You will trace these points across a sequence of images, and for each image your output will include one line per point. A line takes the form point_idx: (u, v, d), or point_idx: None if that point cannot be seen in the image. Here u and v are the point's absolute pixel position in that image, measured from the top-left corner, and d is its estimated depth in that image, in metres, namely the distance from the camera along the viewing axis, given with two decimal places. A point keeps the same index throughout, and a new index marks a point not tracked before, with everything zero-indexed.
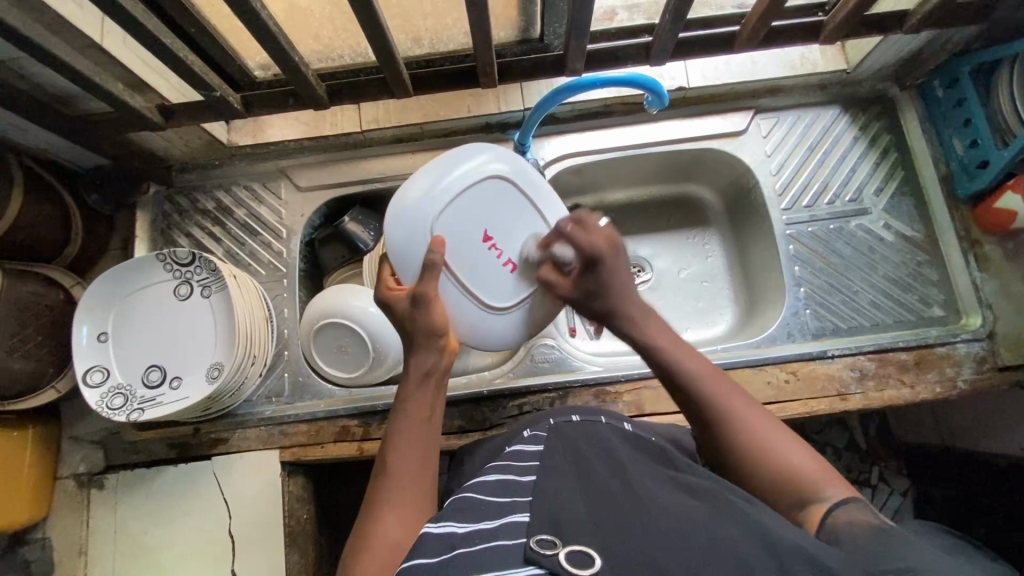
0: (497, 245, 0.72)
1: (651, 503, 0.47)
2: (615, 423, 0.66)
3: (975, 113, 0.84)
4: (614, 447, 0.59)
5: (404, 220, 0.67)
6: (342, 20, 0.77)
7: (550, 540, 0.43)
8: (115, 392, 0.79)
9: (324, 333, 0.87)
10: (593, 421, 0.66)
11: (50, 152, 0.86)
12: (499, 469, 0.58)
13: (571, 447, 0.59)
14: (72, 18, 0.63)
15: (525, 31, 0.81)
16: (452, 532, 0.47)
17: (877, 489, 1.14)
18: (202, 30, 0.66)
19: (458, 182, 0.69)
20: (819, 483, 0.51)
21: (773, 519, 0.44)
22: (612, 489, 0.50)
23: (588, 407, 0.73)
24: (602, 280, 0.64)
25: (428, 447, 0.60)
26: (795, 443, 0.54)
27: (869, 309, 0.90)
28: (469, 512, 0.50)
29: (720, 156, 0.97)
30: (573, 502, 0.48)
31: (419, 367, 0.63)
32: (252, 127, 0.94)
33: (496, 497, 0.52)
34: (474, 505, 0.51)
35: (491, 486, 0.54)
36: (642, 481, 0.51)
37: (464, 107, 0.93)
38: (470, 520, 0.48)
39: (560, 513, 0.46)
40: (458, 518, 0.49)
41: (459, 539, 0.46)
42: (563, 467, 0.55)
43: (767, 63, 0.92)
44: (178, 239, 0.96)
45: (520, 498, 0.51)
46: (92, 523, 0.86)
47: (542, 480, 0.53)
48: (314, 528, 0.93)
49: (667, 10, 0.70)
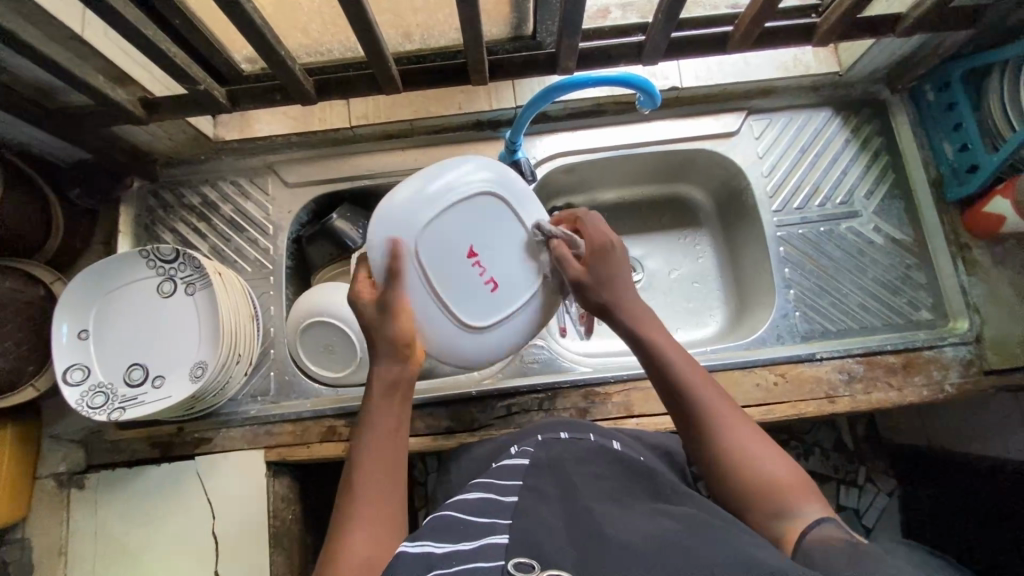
0: (482, 263, 0.68)
1: (631, 527, 0.47)
2: (602, 441, 0.67)
3: (966, 118, 0.85)
4: (598, 471, 0.59)
5: (386, 228, 0.64)
6: (331, 13, 0.76)
7: (529, 563, 0.43)
8: (96, 389, 0.78)
9: (312, 331, 0.86)
10: (582, 438, 0.67)
11: (29, 145, 0.84)
12: (481, 487, 0.57)
13: (556, 468, 0.59)
14: (50, 9, 0.61)
15: (517, 28, 0.80)
16: (429, 552, 0.46)
17: (864, 489, 1.17)
18: (185, 23, 0.64)
19: (438, 199, 0.65)
20: (796, 496, 0.53)
21: (747, 541, 0.45)
22: (594, 512, 0.50)
23: (576, 423, 0.73)
24: (610, 267, 0.67)
25: (393, 459, 0.60)
26: (776, 458, 0.57)
27: (859, 312, 0.91)
28: (448, 531, 0.49)
29: (711, 157, 0.97)
30: (555, 524, 0.48)
31: (382, 381, 0.63)
32: (238, 121, 0.92)
33: (476, 517, 0.51)
34: (455, 524, 0.50)
35: (472, 505, 0.53)
36: (624, 507, 0.51)
37: (454, 104, 0.92)
38: (449, 541, 0.47)
39: (539, 534, 0.46)
40: (435, 537, 0.48)
41: (438, 559, 0.45)
42: (546, 489, 0.55)
43: (760, 64, 0.92)
44: (162, 235, 0.94)
45: (500, 520, 0.50)
46: (72, 523, 0.84)
47: (524, 500, 0.53)
48: (300, 528, 0.92)
49: (661, 9, 0.69)
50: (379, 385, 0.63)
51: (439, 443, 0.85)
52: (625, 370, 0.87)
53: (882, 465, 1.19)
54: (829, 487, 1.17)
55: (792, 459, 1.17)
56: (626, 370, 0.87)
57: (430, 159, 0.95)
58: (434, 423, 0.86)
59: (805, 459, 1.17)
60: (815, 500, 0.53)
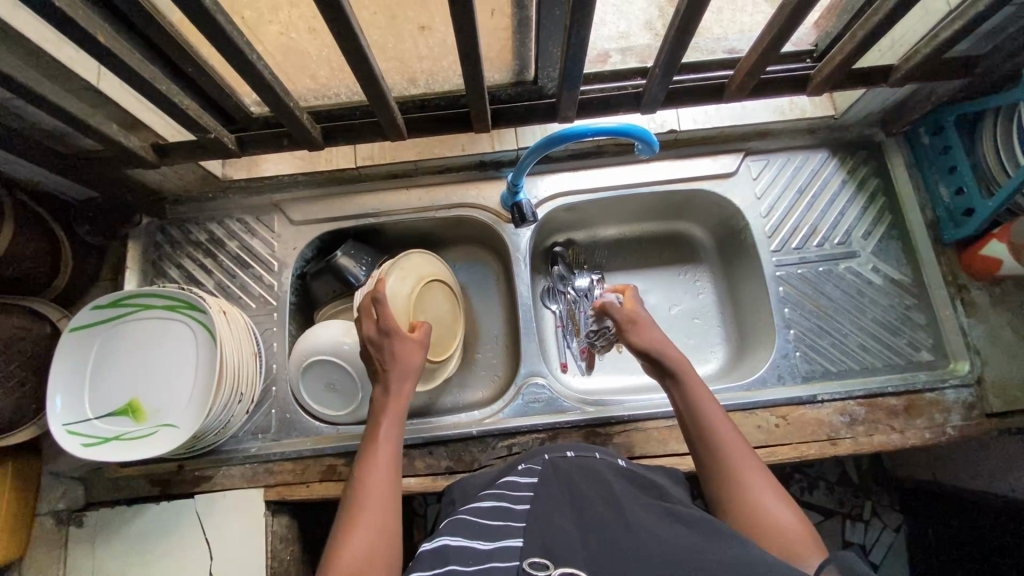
0: None
1: (643, 535, 0.48)
2: (609, 458, 0.65)
3: (960, 162, 0.86)
4: (606, 477, 0.59)
5: None
6: (338, 62, 0.79)
7: (544, 562, 0.46)
8: (77, 441, 0.76)
9: (312, 369, 0.88)
10: (588, 454, 0.65)
11: (42, 185, 0.86)
12: (494, 496, 0.60)
13: (563, 479, 0.59)
14: (68, 63, 0.63)
15: (519, 74, 0.81)
16: (445, 548, 0.50)
17: (870, 523, 1.15)
18: (200, 77, 0.67)
19: None
20: (795, 544, 0.56)
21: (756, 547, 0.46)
22: (607, 520, 0.51)
23: (581, 444, 0.70)
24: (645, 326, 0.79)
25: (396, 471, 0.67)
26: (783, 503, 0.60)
27: (859, 352, 0.91)
28: (462, 530, 0.53)
29: (710, 197, 0.98)
30: (567, 528, 0.51)
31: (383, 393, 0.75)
32: (246, 161, 0.95)
33: (489, 520, 0.54)
34: (470, 524, 0.54)
35: (485, 511, 0.56)
36: (636, 512, 0.52)
37: (458, 146, 0.95)
38: (465, 537, 0.52)
39: (552, 535, 0.49)
40: (454, 534, 0.52)
41: (453, 553, 0.49)
42: (556, 499, 0.55)
43: (757, 108, 0.94)
44: (168, 271, 0.95)
45: (513, 522, 0.53)
46: (69, 564, 0.84)
47: (534, 508, 0.54)
48: (299, 567, 0.91)
49: (658, 64, 0.71)
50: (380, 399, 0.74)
51: (440, 483, 0.85)
52: (626, 411, 0.87)
53: (888, 500, 1.16)
54: (834, 522, 1.15)
55: (795, 492, 1.15)
56: (627, 411, 0.87)
57: (433, 199, 0.97)
58: (434, 462, 0.86)
59: (809, 492, 1.16)
60: (817, 552, 0.56)
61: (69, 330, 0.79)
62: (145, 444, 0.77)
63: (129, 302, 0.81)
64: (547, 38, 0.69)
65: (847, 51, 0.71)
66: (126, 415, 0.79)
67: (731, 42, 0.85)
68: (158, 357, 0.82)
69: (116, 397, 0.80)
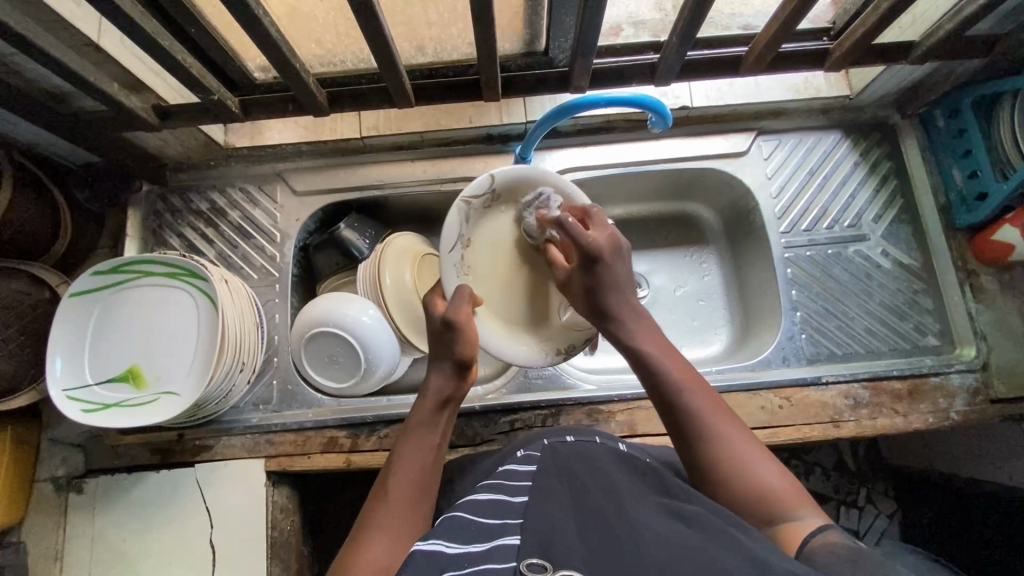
0: None
1: (642, 526, 0.46)
2: (610, 443, 0.64)
3: (975, 144, 0.84)
4: (606, 467, 0.58)
5: None
6: (346, 25, 0.76)
7: (541, 566, 0.43)
8: (76, 408, 0.76)
9: (314, 341, 0.86)
10: (588, 440, 0.64)
11: (39, 147, 0.84)
12: (491, 488, 0.57)
13: (563, 467, 0.58)
14: (67, 15, 0.62)
15: (530, 45, 0.79)
16: (440, 552, 0.46)
17: (864, 510, 1.15)
18: (206, 37, 0.65)
19: None
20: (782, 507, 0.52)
21: (764, 546, 0.43)
22: (606, 512, 0.49)
23: (579, 426, 0.70)
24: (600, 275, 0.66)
25: (425, 481, 0.60)
26: (765, 464, 0.55)
27: (865, 336, 0.90)
28: (459, 531, 0.49)
29: (719, 176, 0.97)
30: (564, 523, 0.48)
31: (436, 394, 0.66)
32: (249, 129, 0.93)
33: (486, 518, 0.50)
34: (466, 523, 0.50)
35: (482, 506, 0.53)
36: (637, 506, 0.50)
37: (465, 118, 0.93)
38: (460, 540, 0.47)
39: (551, 533, 0.46)
40: (448, 536, 0.48)
41: (449, 560, 0.45)
42: (555, 488, 0.54)
43: (772, 86, 0.92)
44: (169, 239, 0.94)
45: (511, 520, 0.50)
46: (68, 529, 0.84)
47: (534, 501, 0.52)
48: (298, 538, 0.92)
49: (674, 33, 0.69)
50: (429, 397, 0.66)
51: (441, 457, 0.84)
52: (630, 389, 0.87)
53: (883, 487, 1.16)
54: (829, 508, 1.14)
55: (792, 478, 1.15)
56: (631, 389, 0.87)
57: (438, 172, 0.95)
58: None
59: (805, 478, 1.15)
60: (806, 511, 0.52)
61: (68, 295, 0.78)
62: (147, 410, 0.77)
63: (128, 269, 0.80)
64: (561, 4, 0.67)
65: (868, 25, 0.70)
66: (127, 381, 0.79)
67: (747, 17, 0.82)
68: (158, 325, 0.81)
69: (114, 364, 0.79)
